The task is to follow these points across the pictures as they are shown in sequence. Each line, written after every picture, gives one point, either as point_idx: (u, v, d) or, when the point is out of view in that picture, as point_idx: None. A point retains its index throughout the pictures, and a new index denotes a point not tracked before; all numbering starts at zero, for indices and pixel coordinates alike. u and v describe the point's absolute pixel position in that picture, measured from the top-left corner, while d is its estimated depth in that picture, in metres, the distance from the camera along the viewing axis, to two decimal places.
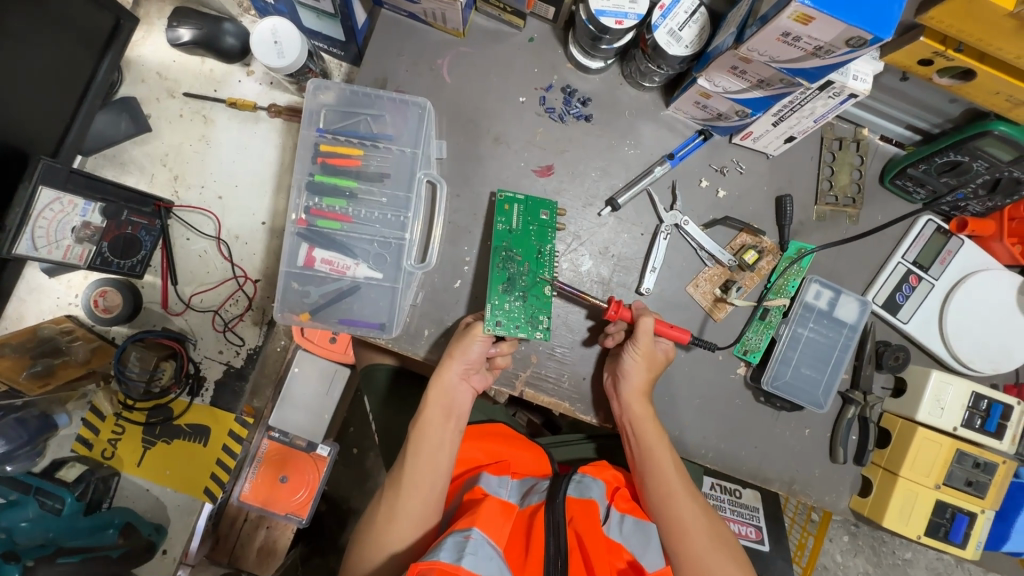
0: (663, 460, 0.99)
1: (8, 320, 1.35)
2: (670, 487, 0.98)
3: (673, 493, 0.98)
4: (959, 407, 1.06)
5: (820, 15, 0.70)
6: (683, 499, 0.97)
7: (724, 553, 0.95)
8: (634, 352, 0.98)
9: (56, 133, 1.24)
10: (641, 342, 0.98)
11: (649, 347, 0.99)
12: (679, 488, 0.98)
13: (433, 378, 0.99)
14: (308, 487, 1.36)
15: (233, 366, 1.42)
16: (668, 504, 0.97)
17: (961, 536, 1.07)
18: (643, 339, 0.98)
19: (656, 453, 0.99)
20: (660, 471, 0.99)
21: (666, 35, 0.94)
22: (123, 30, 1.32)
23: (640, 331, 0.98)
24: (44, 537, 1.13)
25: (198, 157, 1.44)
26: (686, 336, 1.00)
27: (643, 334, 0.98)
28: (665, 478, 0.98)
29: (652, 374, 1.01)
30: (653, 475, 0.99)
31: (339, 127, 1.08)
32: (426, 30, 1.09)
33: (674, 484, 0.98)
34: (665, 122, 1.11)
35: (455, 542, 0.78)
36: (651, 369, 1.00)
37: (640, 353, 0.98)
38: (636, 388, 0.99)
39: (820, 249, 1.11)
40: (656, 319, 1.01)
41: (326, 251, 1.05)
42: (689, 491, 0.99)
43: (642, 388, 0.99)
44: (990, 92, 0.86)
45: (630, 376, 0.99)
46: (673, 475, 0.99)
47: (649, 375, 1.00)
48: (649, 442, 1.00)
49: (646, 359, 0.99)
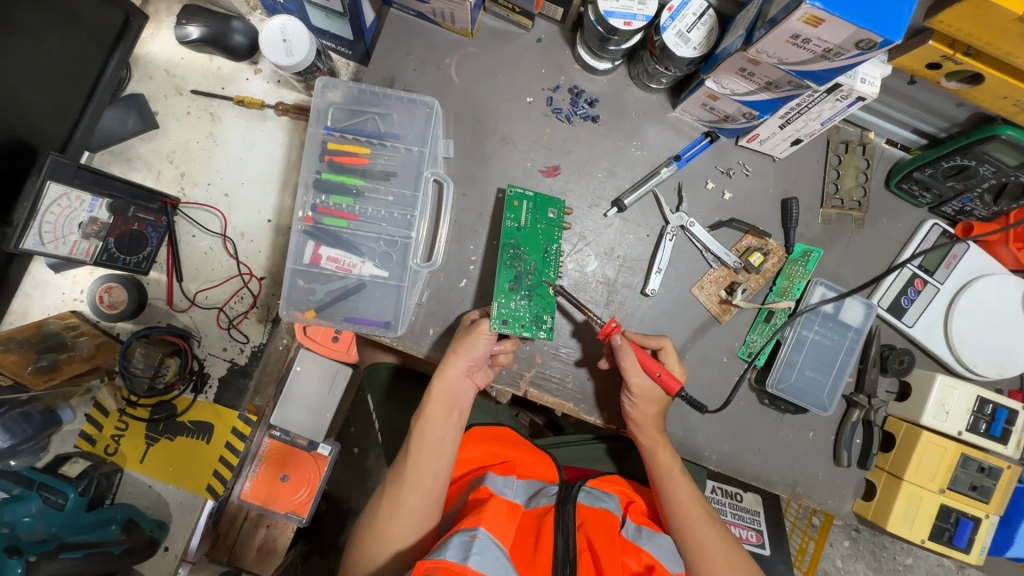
0: (679, 487, 1.01)
1: (14, 315, 1.36)
2: (685, 517, 0.99)
3: (688, 522, 0.99)
4: (963, 411, 1.06)
5: (830, 17, 0.70)
6: (704, 528, 0.98)
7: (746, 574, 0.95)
8: (631, 396, 1.00)
9: (63, 129, 1.24)
10: (635, 391, 0.99)
11: (646, 390, 0.99)
12: (695, 515, 0.99)
13: (437, 374, 0.99)
14: (309, 486, 1.37)
15: (237, 363, 1.42)
16: (686, 532, 0.98)
17: (965, 541, 1.07)
18: (636, 386, 0.98)
19: (672, 480, 1.01)
20: (678, 499, 1.00)
21: (674, 36, 0.94)
22: (132, 27, 1.32)
23: (629, 377, 0.98)
24: (46, 532, 1.11)
25: (204, 155, 1.45)
26: (675, 385, 0.98)
27: (630, 378, 0.98)
28: (683, 507, 1.00)
29: (659, 410, 1.01)
30: (672, 502, 1.01)
31: (346, 126, 1.08)
32: (434, 29, 1.10)
33: (693, 511, 0.99)
34: (671, 123, 1.12)
35: (461, 541, 0.78)
36: (656, 406, 1.01)
37: (638, 398, 1.00)
38: (643, 424, 1.01)
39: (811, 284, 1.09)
40: (639, 356, 0.98)
41: (332, 248, 1.05)
42: (711, 519, 0.99)
43: (653, 425, 1.02)
44: (998, 97, 0.86)
45: (633, 415, 1.01)
46: (690, 503, 1.00)
47: (656, 411, 1.01)
48: (665, 469, 1.02)
49: (646, 400, 1.00)
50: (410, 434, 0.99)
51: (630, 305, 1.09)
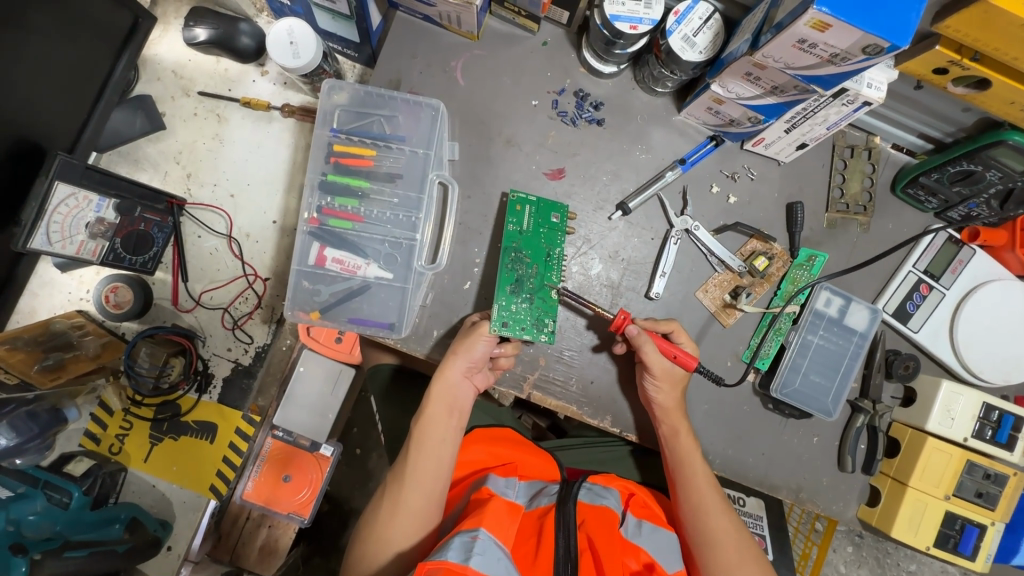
0: (697, 470, 1.01)
1: (21, 313, 1.36)
2: (702, 500, 1.00)
3: (705, 506, 0.99)
4: (969, 418, 1.05)
5: (836, 22, 0.70)
6: (717, 513, 0.99)
7: (751, 564, 0.96)
8: (653, 379, 1.00)
9: (72, 129, 1.25)
10: (656, 371, 0.99)
11: (666, 371, 0.99)
12: (711, 501, 0.99)
13: (437, 375, 1.00)
14: (310, 487, 1.36)
15: (241, 363, 1.42)
16: (703, 518, 0.99)
17: (970, 548, 1.07)
18: (658, 369, 0.99)
19: (691, 464, 1.01)
20: (695, 485, 1.00)
21: (680, 41, 0.94)
22: (140, 29, 1.34)
23: (648, 362, 0.98)
24: (51, 530, 1.11)
25: (210, 156, 1.45)
26: (693, 362, 0.99)
27: (650, 363, 0.98)
28: (698, 491, 1.00)
29: (681, 390, 1.02)
30: (688, 486, 1.01)
31: (352, 128, 1.08)
32: (440, 32, 1.10)
33: (706, 496, 1.00)
34: (676, 127, 1.12)
35: (462, 542, 0.79)
36: (678, 386, 1.02)
37: (661, 381, 1.00)
38: (667, 408, 1.01)
39: (818, 287, 1.08)
40: (655, 340, 0.99)
41: (337, 250, 1.06)
42: (723, 507, 1.00)
43: (665, 418, 1.02)
44: (1005, 102, 0.85)
45: (657, 401, 1.01)
46: (706, 489, 1.00)
47: (677, 393, 1.02)
48: (684, 455, 1.01)
49: (668, 381, 1.01)
50: (410, 432, 1.00)
51: (634, 308, 1.09)
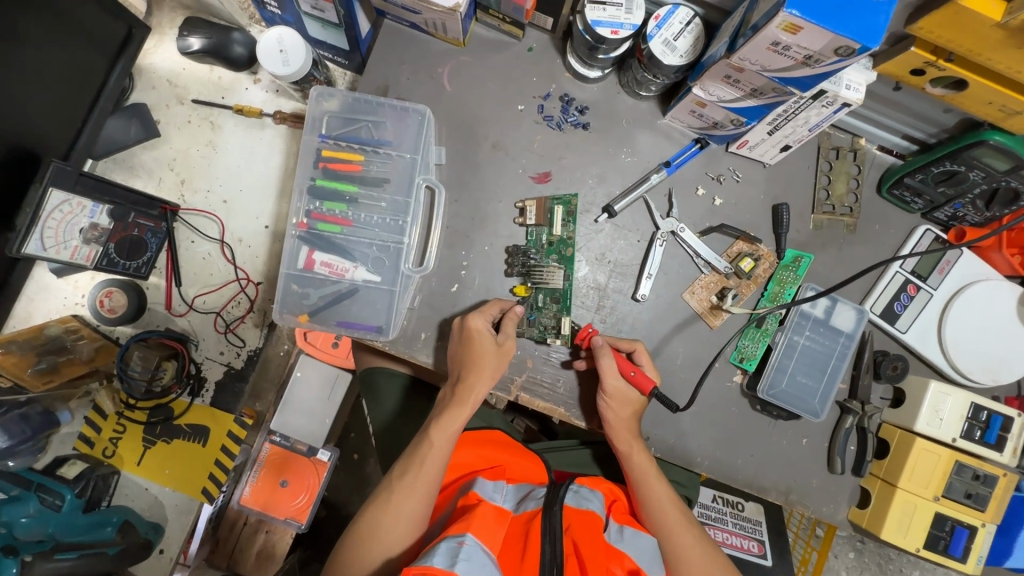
0: (659, 494, 0.99)
1: (17, 318, 1.38)
2: (668, 522, 0.97)
3: (671, 528, 0.97)
4: (957, 418, 1.05)
5: (807, 24, 0.71)
6: (679, 529, 0.96)
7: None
8: (605, 397, 1.01)
9: (67, 136, 1.27)
10: (610, 388, 1.00)
11: (620, 390, 1.00)
12: (673, 519, 0.97)
13: (462, 392, 0.98)
14: (308, 492, 1.44)
15: (234, 367, 1.43)
16: (666, 535, 0.96)
17: (960, 550, 1.05)
18: (611, 387, 0.99)
19: (649, 487, 1.00)
20: (659, 507, 0.98)
21: (660, 45, 0.95)
22: (134, 39, 1.36)
23: (604, 377, 0.99)
24: (43, 532, 1.16)
25: (204, 163, 1.47)
26: (649, 384, 1.00)
27: (606, 378, 0.99)
28: (664, 515, 0.98)
29: (634, 412, 1.02)
30: (653, 513, 0.98)
31: (341, 134, 1.10)
32: (428, 39, 1.12)
33: (671, 518, 0.97)
34: (661, 130, 1.13)
35: (448, 547, 0.79)
36: (631, 407, 1.02)
37: (612, 399, 1.01)
38: (614, 427, 1.02)
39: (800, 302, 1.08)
40: (616, 356, 1.01)
41: (325, 253, 1.08)
42: (688, 524, 0.98)
43: (627, 427, 1.02)
44: (983, 102, 0.86)
45: (608, 418, 1.02)
46: (669, 506, 0.98)
47: (628, 414, 1.02)
48: (647, 476, 1.00)
49: (620, 401, 1.01)
50: (428, 439, 0.98)
51: (622, 310, 1.10)
